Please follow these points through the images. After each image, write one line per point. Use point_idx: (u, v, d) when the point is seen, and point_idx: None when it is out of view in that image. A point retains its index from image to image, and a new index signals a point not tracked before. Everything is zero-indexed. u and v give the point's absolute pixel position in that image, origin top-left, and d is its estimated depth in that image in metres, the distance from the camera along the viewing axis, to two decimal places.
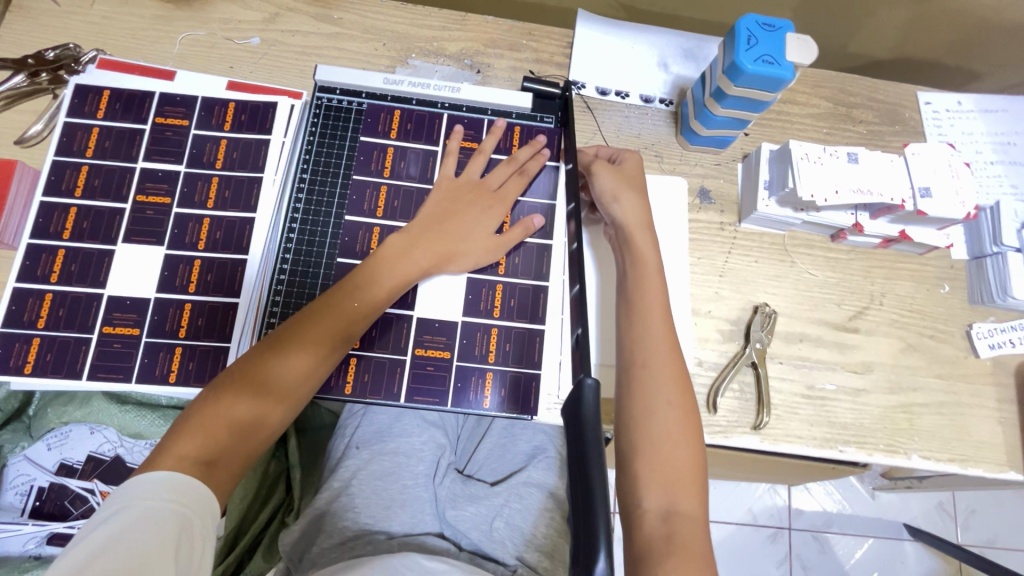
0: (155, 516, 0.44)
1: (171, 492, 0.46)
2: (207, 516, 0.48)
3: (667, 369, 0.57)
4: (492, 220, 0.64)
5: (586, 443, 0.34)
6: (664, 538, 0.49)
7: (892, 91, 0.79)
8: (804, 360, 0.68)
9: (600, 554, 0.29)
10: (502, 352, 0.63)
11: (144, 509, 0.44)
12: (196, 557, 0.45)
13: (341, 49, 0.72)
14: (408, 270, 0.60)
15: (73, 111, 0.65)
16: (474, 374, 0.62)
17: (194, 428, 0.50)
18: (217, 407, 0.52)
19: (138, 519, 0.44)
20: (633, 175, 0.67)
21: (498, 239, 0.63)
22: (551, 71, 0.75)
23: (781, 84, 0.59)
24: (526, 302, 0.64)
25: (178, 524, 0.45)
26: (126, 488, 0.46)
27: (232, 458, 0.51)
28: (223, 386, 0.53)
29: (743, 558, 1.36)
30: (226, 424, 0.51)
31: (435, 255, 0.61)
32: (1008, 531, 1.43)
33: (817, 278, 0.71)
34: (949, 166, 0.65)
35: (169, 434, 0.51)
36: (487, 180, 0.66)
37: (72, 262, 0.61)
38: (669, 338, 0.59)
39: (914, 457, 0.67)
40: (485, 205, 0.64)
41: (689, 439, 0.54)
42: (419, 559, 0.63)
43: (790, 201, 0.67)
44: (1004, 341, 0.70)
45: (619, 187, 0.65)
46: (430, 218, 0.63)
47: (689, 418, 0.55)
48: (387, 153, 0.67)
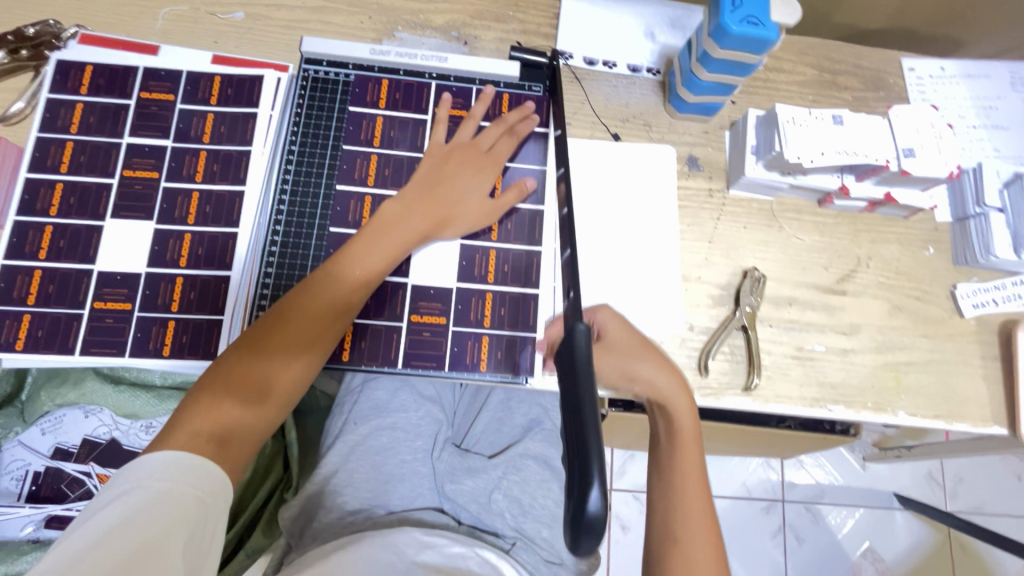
0: (169, 498, 0.44)
1: (184, 474, 0.46)
2: (219, 501, 0.47)
3: (699, 516, 0.57)
4: (484, 182, 0.65)
5: (579, 380, 0.34)
6: None
7: (876, 58, 0.80)
8: (793, 323, 0.69)
9: (593, 482, 0.30)
10: (497, 317, 0.63)
11: (159, 490, 0.44)
12: (205, 548, 0.44)
13: (326, 22, 0.71)
14: (406, 235, 0.60)
15: (56, 87, 0.64)
16: (471, 339, 0.62)
17: (204, 405, 0.51)
18: (224, 384, 0.52)
19: (153, 499, 0.43)
20: (633, 338, 0.64)
21: (493, 203, 0.64)
22: (538, 42, 0.75)
23: (766, 45, 0.59)
24: (521, 267, 0.64)
25: (193, 509, 0.44)
26: (139, 462, 0.46)
27: (242, 436, 0.52)
28: (229, 362, 0.54)
29: (738, 531, 1.39)
30: (234, 401, 0.52)
31: (432, 223, 0.61)
32: (993, 496, 1.47)
33: (805, 242, 0.72)
34: (932, 127, 0.66)
35: (180, 412, 0.51)
36: (478, 142, 0.66)
37: (60, 238, 0.60)
38: (702, 504, 0.58)
39: (901, 414, 0.68)
40: (477, 167, 0.65)
41: (712, 561, 0.55)
42: (417, 535, 0.64)
43: (777, 164, 0.68)
44: (988, 300, 0.71)
45: (632, 360, 0.62)
46: (423, 186, 0.63)
47: (714, 537, 0.57)
48: (374, 123, 0.67)
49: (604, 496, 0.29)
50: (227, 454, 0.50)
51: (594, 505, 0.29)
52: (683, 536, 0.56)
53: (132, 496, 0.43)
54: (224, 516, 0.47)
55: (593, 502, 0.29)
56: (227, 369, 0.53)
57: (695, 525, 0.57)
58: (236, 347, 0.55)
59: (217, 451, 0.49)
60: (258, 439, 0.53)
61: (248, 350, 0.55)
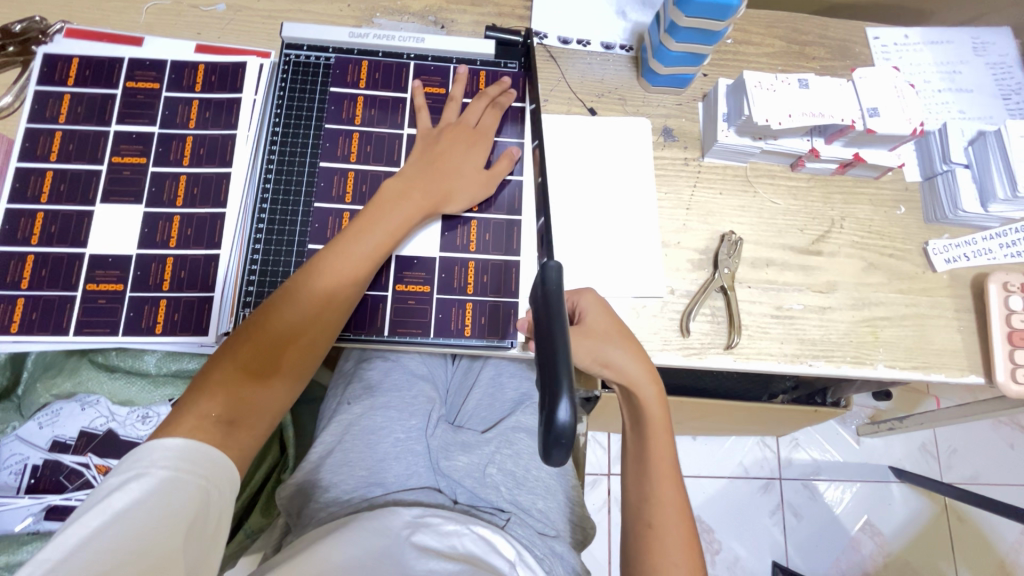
0: (173, 487, 0.44)
1: (188, 463, 0.46)
2: (223, 491, 0.48)
3: (674, 501, 0.57)
4: (478, 154, 0.67)
5: (552, 315, 0.38)
6: None
7: (842, 28, 0.83)
8: (771, 283, 0.71)
9: (562, 399, 0.33)
10: (481, 283, 0.66)
11: (163, 479, 0.44)
12: (207, 541, 0.44)
13: (306, 11, 0.74)
14: (408, 212, 0.61)
15: (43, 79, 0.66)
16: (455, 306, 0.65)
17: (215, 386, 0.52)
18: (231, 366, 0.53)
19: (156, 488, 0.43)
20: (604, 326, 0.61)
21: (488, 175, 0.66)
22: (513, 24, 0.77)
23: (729, 11, 0.61)
24: (501, 234, 0.67)
25: (196, 497, 0.45)
26: (145, 450, 0.46)
27: (253, 417, 0.53)
28: (238, 344, 0.55)
29: (737, 510, 1.38)
30: (242, 383, 0.53)
31: (430, 201, 0.63)
32: (988, 466, 1.48)
33: (780, 206, 0.74)
34: (894, 87, 0.68)
35: (189, 394, 0.52)
36: (464, 118, 0.68)
37: (52, 224, 0.62)
38: (675, 487, 0.58)
39: (880, 366, 0.70)
40: (467, 141, 0.67)
41: (687, 548, 0.55)
42: (406, 517, 0.64)
43: (748, 129, 0.70)
44: (959, 255, 0.73)
45: (601, 350, 0.59)
46: (419, 166, 0.64)
47: (687, 522, 0.56)
48: (352, 102, 0.69)
49: (570, 410, 0.32)
50: (239, 435, 0.51)
51: (561, 417, 0.32)
52: (662, 531, 0.55)
53: (136, 484, 0.43)
54: (229, 506, 0.48)
55: (562, 415, 0.32)
56: (232, 353, 0.54)
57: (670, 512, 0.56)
58: (242, 329, 0.56)
59: (228, 432, 0.51)
60: (270, 419, 0.55)
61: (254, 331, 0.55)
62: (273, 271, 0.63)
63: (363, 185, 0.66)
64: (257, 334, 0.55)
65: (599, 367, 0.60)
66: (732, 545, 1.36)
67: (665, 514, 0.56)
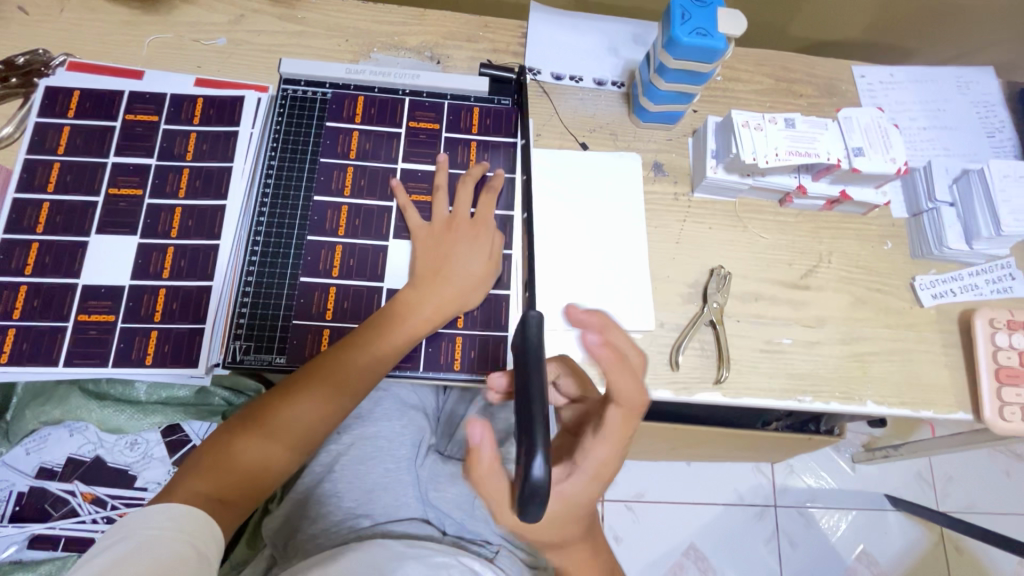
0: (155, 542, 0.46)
1: (168, 519, 0.48)
2: (209, 540, 0.49)
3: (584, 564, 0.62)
4: (483, 248, 0.66)
5: (529, 367, 0.36)
6: None
7: (828, 66, 0.85)
8: (760, 317, 0.72)
9: (538, 454, 0.32)
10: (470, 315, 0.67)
11: (143, 537, 0.46)
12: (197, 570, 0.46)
13: (305, 45, 0.75)
14: (420, 315, 0.62)
15: (44, 111, 0.67)
16: (445, 339, 0.66)
17: (209, 467, 0.54)
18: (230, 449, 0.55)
19: (138, 545, 0.45)
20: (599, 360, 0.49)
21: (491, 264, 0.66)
22: (508, 60, 0.79)
23: (716, 55, 0.63)
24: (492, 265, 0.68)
25: (178, 547, 0.46)
26: (133, 514, 0.48)
27: (242, 500, 0.54)
28: (238, 429, 0.56)
29: (731, 538, 1.37)
30: (237, 466, 0.54)
31: (444, 308, 0.63)
32: (983, 494, 1.47)
33: (769, 240, 0.75)
34: (879, 128, 0.70)
35: (184, 470, 0.54)
36: (457, 214, 0.67)
37: (47, 255, 0.62)
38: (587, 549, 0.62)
39: (868, 402, 0.70)
40: (470, 236, 0.66)
41: None
42: (396, 548, 0.63)
43: (736, 166, 0.72)
44: (946, 290, 0.74)
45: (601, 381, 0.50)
46: (428, 271, 0.64)
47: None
48: (343, 135, 0.70)
49: (544, 467, 0.32)
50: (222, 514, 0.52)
51: (535, 473, 0.32)
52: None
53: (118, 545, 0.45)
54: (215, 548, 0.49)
55: (536, 470, 0.32)
56: (238, 431, 0.56)
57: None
58: (251, 409, 0.58)
59: (219, 509, 0.52)
60: (257, 498, 0.55)
61: (257, 421, 0.56)
62: (264, 302, 0.64)
63: (357, 220, 0.67)
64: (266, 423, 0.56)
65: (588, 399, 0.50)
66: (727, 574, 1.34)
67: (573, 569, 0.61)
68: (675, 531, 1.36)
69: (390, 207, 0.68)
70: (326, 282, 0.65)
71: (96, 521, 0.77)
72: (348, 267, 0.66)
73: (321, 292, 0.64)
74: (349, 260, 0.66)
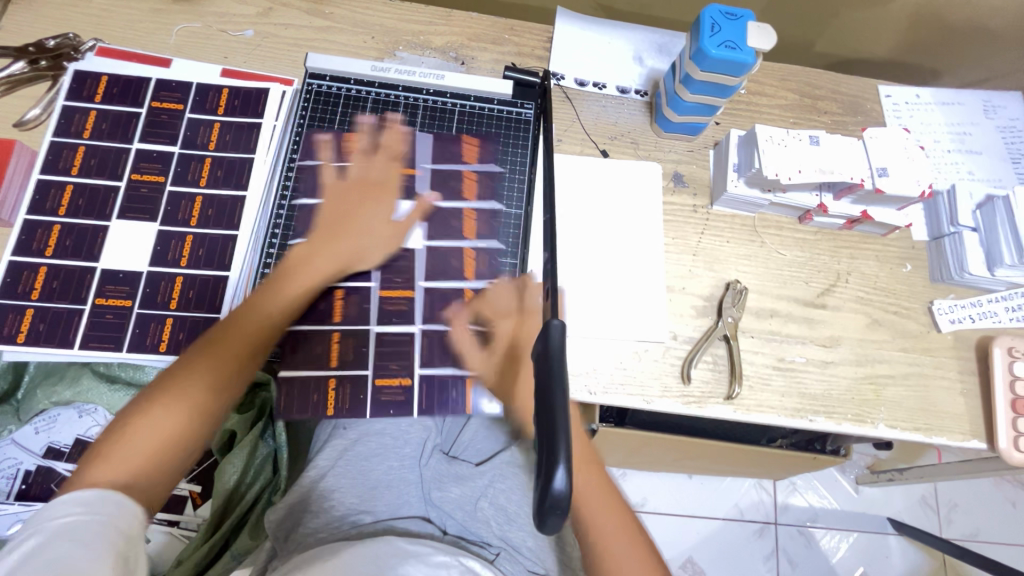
0: (71, 529, 0.41)
1: (88, 505, 0.43)
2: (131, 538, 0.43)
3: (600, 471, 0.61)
4: (388, 213, 0.67)
5: (550, 376, 0.36)
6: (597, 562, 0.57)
7: (854, 85, 0.84)
8: (774, 334, 0.71)
9: (559, 464, 0.32)
10: (340, 405, 0.64)
11: (58, 528, 0.41)
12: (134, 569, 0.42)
13: (331, 41, 0.76)
14: (325, 261, 0.63)
15: (72, 95, 0.68)
16: (315, 392, 0.63)
17: (124, 424, 0.50)
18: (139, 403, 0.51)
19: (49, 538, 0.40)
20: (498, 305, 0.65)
21: (395, 229, 0.67)
22: (531, 64, 0.79)
23: (743, 68, 0.62)
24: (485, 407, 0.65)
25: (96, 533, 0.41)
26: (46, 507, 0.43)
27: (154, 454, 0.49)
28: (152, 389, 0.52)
29: (730, 553, 1.35)
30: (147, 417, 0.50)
31: (339, 254, 0.64)
32: (988, 523, 1.44)
33: (787, 257, 0.75)
34: (904, 148, 0.69)
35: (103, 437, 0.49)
36: (369, 175, 0.68)
37: (67, 237, 0.63)
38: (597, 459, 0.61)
39: (880, 426, 0.69)
40: (378, 199, 0.67)
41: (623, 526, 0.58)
42: (397, 546, 0.63)
43: (758, 181, 0.71)
44: (964, 316, 0.73)
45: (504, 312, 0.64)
46: (328, 228, 0.65)
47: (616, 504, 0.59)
48: (475, 215, 0.70)
49: (566, 479, 0.31)
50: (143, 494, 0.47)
51: (556, 486, 0.31)
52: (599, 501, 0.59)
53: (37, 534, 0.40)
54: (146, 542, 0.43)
55: (558, 481, 0.31)
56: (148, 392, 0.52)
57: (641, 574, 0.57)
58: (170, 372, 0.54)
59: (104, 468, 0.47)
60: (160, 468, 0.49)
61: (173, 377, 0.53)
62: None
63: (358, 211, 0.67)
64: (174, 381, 0.53)
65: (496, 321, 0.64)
66: None
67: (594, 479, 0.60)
68: (674, 543, 1.35)
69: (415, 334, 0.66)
70: (327, 329, 0.65)
71: None
72: (351, 310, 0.66)
73: (329, 298, 0.66)
74: (351, 304, 0.66)
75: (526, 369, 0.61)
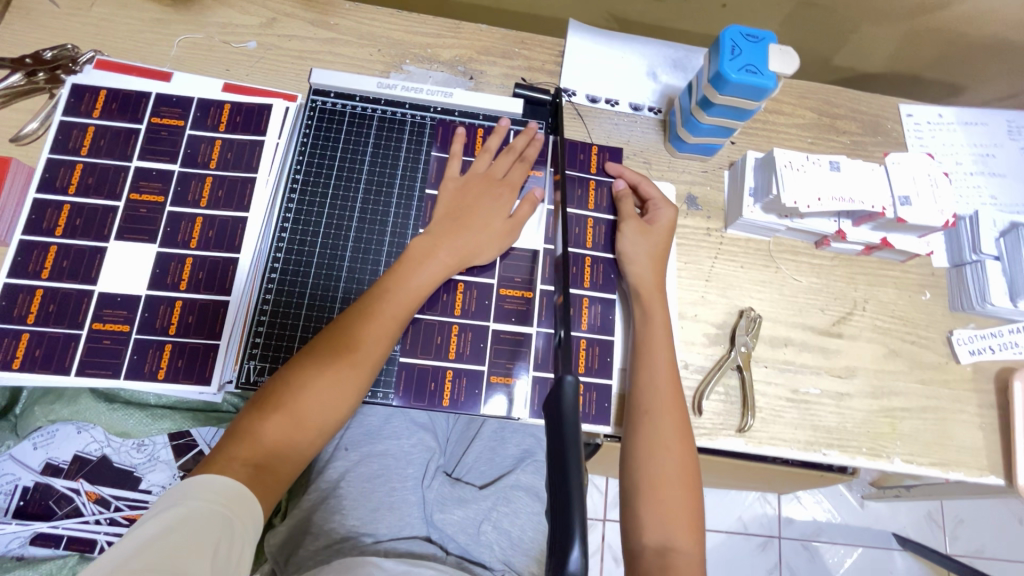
0: (199, 517, 0.42)
1: (213, 492, 0.45)
2: (242, 525, 0.45)
3: (671, 418, 0.58)
4: (504, 205, 0.66)
5: (566, 444, 0.37)
6: (660, 571, 0.51)
7: (874, 103, 0.81)
8: (788, 364, 0.69)
9: (574, 543, 0.31)
10: (455, 396, 0.63)
11: (188, 510, 0.43)
12: (238, 552, 0.43)
13: (336, 53, 0.73)
14: (438, 263, 0.61)
15: (69, 110, 0.66)
16: (431, 380, 0.63)
17: (245, 430, 0.51)
18: (255, 413, 0.52)
19: (180, 520, 0.41)
20: (661, 233, 0.67)
21: (513, 223, 0.66)
22: (542, 79, 0.76)
23: (765, 93, 0.60)
24: (606, 407, 0.65)
25: (217, 529, 0.43)
26: (181, 483, 0.45)
27: (280, 462, 0.50)
28: (264, 397, 0.53)
29: (733, 567, 1.34)
30: (264, 427, 0.51)
31: (460, 252, 0.63)
32: (994, 540, 1.43)
33: (802, 283, 0.73)
34: (928, 175, 0.67)
35: (224, 441, 0.50)
36: (493, 171, 0.68)
37: (64, 259, 0.61)
38: (678, 407, 0.59)
39: (896, 460, 0.67)
40: (494, 191, 0.67)
41: (686, 489, 0.55)
42: (390, 566, 0.61)
43: (774, 207, 0.69)
44: (984, 347, 0.71)
45: (640, 248, 0.66)
46: (449, 218, 0.64)
47: (689, 463, 0.56)
48: (596, 226, 0.70)
49: (582, 558, 0.30)
50: (265, 477, 0.49)
51: (571, 566, 0.30)
52: (660, 451, 0.56)
53: (166, 513, 0.42)
54: (251, 551, 0.45)
55: (573, 562, 0.31)
56: (265, 399, 0.52)
57: (680, 530, 0.53)
58: (280, 374, 0.55)
59: (254, 475, 0.48)
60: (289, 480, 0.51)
61: (288, 381, 0.53)
62: (281, 324, 0.62)
63: (369, 234, 0.66)
64: (295, 387, 0.53)
65: (625, 262, 0.67)
66: None
67: (659, 424, 0.58)
68: None
69: (528, 334, 0.65)
70: (448, 320, 0.65)
71: (99, 521, 0.78)
72: (470, 303, 0.65)
73: (450, 291, 0.65)
74: (471, 298, 0.65)
75: (659, 353, 0.61)
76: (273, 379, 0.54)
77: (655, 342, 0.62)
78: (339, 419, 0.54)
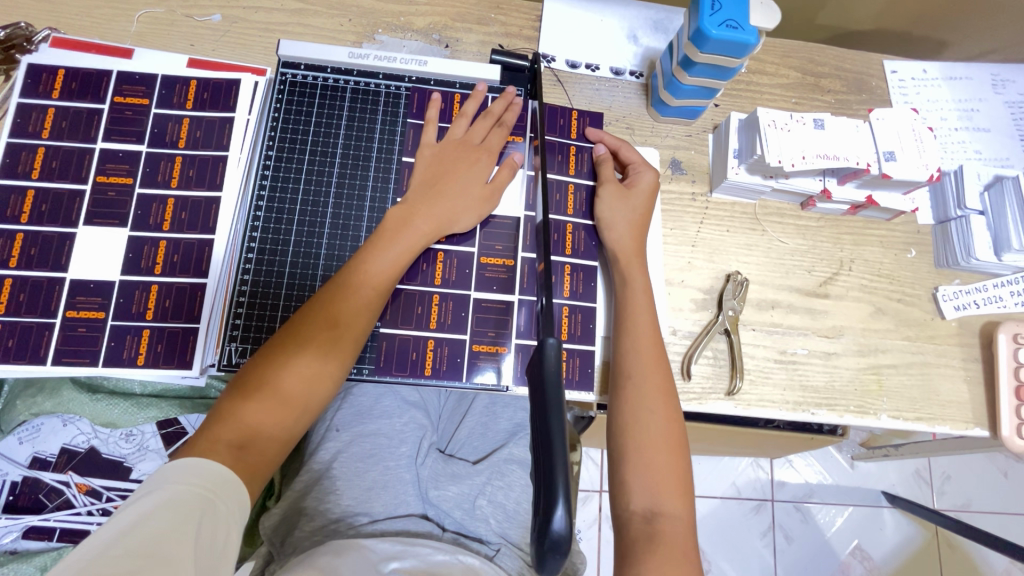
0: (183, 502, 0.42)
1: (195, 475, 0.44)
2: (227, 511, 0.44)
3: (654, 382, 0.58)
4: (481, 171, 0.65)
5: (547, 404, 0.36)
6: (647, 536, 0.51)
7: (858, 60, 0.80)
8: (776, 326, 0.69)
9: (558, 503, 0.32)
10: (438, 365, 0.63)
11: (173, 494, 0.42)
12: (222, 541, 0.42)
13: (306, 24, 0.71)
14: (414, 233, 0.60)
15: (27, 92, 0.63)
16: (413, 351, 0.63)
17: (227, 413, 0.49)
18: (236, 395, 0.51)
19: (165, 503, 0.41)
20: (641, 194, 0.66)
21: (491, 189, 0.64)
22: (520, 45, 0.74)
23: (746, 49, 0.59)
24: (589, 372, 0.65)
25: (202, 514, 0.42)
26: (164, 466, 0.45)
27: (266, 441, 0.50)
28: (246, 379, 0.52)
29: (727, 531, 1.36)
30: (246, 408, 0.50)
31: (437, 220, 0.61)
32: (980, 494, 1.46)
33: (789, 246, 0.72)
34: (912, 130, 0.66)
35: (208, 424, 0.49)
36: (469, 136, 0.66)
37: (32, 246, 0.59)
38: (661, 370, 0.59)
39: (883, 417, 0.68)
40: (470, 159, 0.65)
41: (671, 451, 0.55)
42: (384, 546, 0.61)
43: (759, 167, 0.68)
44: (969, 302, 0.72)
45: (617, 212, 0.65)
46: (425, 188, 0.63)
47: (674, 426, 0.56)
48: (577, 192, 0.69)
49: (566, 516, 0.31)
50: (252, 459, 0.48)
51: (556, 524, 0.31)
52: (644, 414, 0.56)
53: (148, 499, 0.41)
54: (237, 537, 0.44)
55: (557, 521, 0.31)
56: (247, 381, 0.51)
57: (667, 494, 0.53)
58: (260, 355, 0.53)
59: (240, 457, 0.47)
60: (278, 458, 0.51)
61: (268, 361, 0.52)
62: (261, 303, 0.61)
63: (346, 209, 0.65)
64: (276, 366, 0.52)
65: (603, 228, 0.66)
66: (722, 567, 1.34)
67: (641, 388, 0.57)
68: None
69: (512, 303, 0.65)
70: (429, 290, 0.64)
71: (92, 512, 0.77)
72: (451, 274, 0.64)
73: (430, 262, 0.64)
74: (451, 267, 0.64)
75: (643, 317, 0.61)
76: (254, 360, 0.53)
77: (637, 305, 0.61)
78: (324, 393, 0.53)
